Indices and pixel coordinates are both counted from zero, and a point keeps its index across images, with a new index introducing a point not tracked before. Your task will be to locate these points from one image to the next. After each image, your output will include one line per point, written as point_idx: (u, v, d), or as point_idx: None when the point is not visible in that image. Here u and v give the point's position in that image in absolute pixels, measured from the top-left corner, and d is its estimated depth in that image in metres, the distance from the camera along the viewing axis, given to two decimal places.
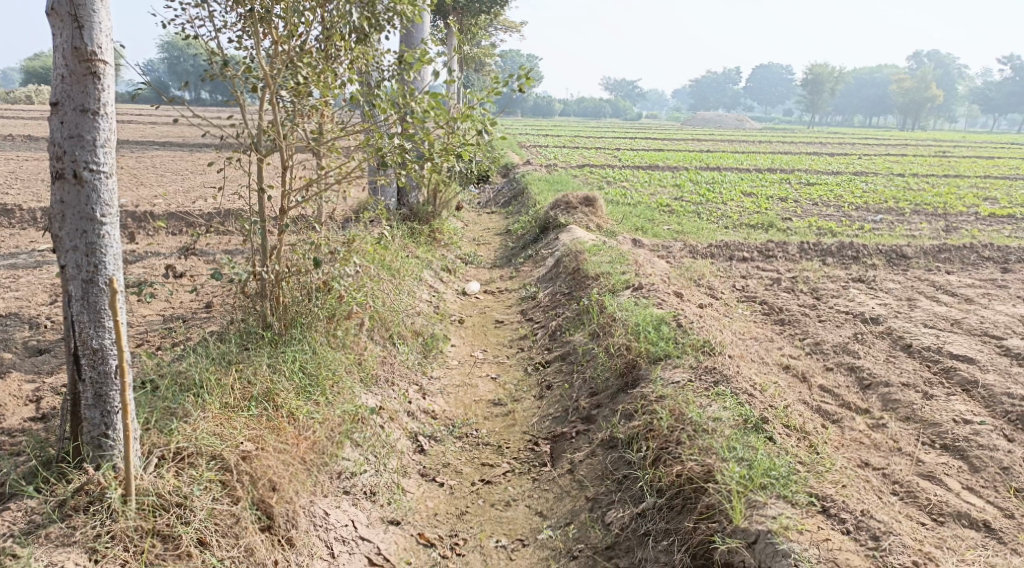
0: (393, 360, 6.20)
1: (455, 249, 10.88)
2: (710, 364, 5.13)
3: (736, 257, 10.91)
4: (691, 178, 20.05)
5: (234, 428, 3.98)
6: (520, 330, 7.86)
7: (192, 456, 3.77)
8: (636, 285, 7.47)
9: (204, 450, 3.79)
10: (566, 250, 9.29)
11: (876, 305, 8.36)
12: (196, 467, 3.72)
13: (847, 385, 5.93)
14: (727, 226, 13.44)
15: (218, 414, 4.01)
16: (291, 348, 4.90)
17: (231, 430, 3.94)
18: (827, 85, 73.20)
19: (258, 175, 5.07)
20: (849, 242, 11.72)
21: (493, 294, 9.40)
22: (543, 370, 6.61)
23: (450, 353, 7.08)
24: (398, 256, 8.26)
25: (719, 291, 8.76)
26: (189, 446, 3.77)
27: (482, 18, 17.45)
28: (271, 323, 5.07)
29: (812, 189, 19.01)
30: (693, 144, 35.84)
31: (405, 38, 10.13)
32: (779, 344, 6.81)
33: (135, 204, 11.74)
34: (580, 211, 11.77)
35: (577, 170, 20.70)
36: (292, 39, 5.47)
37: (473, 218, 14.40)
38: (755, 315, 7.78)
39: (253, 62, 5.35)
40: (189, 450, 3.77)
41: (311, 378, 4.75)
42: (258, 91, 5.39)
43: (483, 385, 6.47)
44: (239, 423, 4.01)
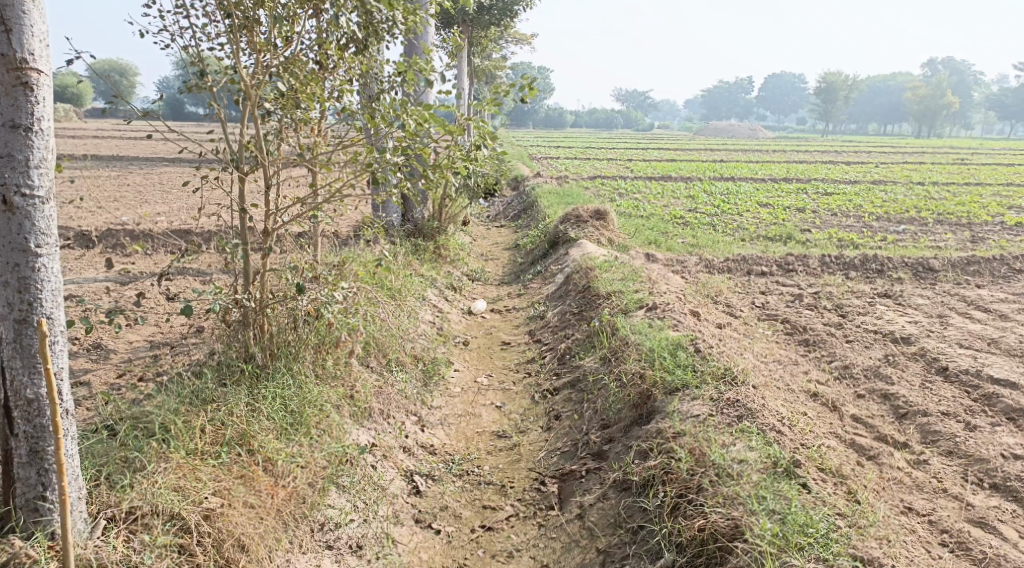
0: (390, 388, 5.79)
1: (461, 265, 10.48)
2: (733, 396, 4.69)
3: (754, 271, 10.45)
4: (705, 189, 19.60)
5: (199, 480, 3.64)
6: (528, 353, 7.44)
7: (147, 515, 3.45)
8: (649, 305, 7.03)
9: (160, 508, 3.45)
10: (576, 266, 8.87)
11: (906, 323, 7.88)
12: (150, 529, 3.40)
13: (881, 415, 5.47)
14: (743, 239, 12.98)
15: (181, 464, 3.67)
16: (273, 383, 4.51)
17: (195, 483, 3.59)
18: (841, 93, 72.55)
19: (240, 194, 4.66)
20: (873, 254, 11.22)
21: (500, 313, 8.98)
22: (551, 398, 6.17)
23: (453, 379, 6.66)
24: (399, 276, 7.88)
25: (737, 309, 8.31)
26: (143, 505, 3.44)
27: (491, 29, 17.14)
28: (253, 354, 4.68)
29: (830, 199, 18.49)
30: (705, 154, 35.35)
31: (409, 48, 9.81)
32: (805, 367, 6.35)
33: (136, 222, 11.47)
34: (591, 225, 11.35)
35: (589, 182, 20.32)
36: (276, 46, 5.01)
37: (481, 232, 14.01)
38: (777, 336, 7.33)
39: (234, 73, 4.92)
40: (143, 510, 3.44)
41: (294, 416, 4.36)
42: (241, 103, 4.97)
43: (487, 414, 6.05)
44: (204, 474, 3.66)
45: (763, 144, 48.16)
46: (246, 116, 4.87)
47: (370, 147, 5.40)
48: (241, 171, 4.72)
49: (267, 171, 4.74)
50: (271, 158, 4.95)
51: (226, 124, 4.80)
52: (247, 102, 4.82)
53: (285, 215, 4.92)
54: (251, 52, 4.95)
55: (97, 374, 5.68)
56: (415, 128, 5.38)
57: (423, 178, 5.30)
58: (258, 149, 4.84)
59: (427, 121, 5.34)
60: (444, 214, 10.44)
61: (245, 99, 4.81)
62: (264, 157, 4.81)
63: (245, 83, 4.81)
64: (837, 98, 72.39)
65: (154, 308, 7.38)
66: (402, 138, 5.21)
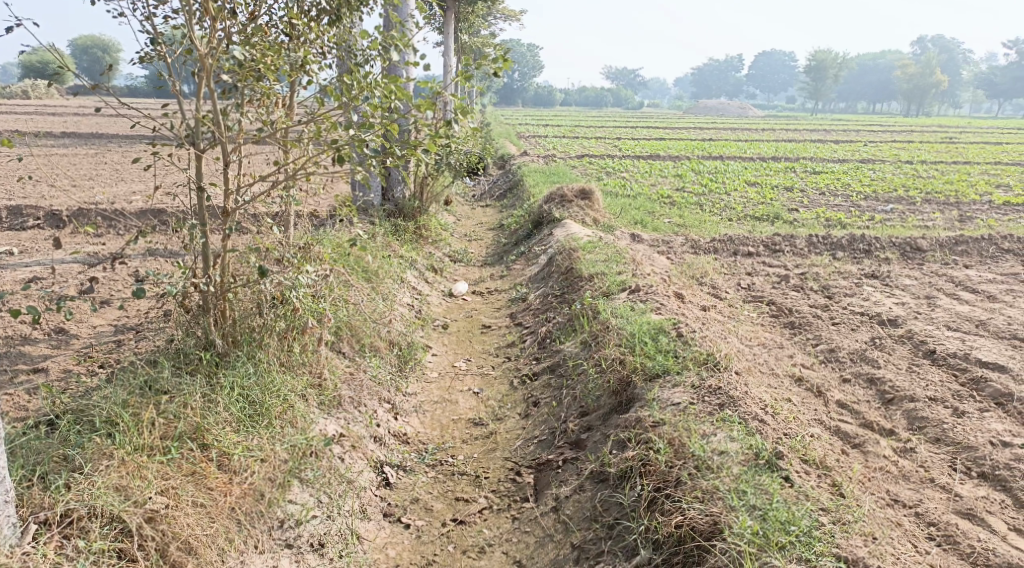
0: (361, 375, 5.59)
1: (442, 246, 10.26)
2: (715, 383, 4.51)
3: (740, 252, 10.29)
4: (692, 168, 19.40)
5: (143, 479, 3.53)
6: (508, 336, 7.25)
7: (85, 518, 3.35)
8: (632, 287, 6.85)
9: (99, 511, 3.36)
10: (559, 247, 8.67)
11: (893, 305, 7.73)
12: (88, 533, 3.31)
13: (867, 400, 5.32)
14: (731, 218, 12.82)
15: (125, 461, 3.55)
16: (232, 371, 4.32)
17: (139, 482, 3.49)
18: (830, 71, 72.26)
19: (197, 171, 4.45)
20: (861, 234, 11.05)
21: (482, 295, 8.78)
22: (530, 384, 5.99)
23: (430, 364, 6.47)
24: (376, 258, 7.67)
25: (723, 291, 8.14)
26: (80, 508, 3.34)
27: (479, 4, 16.90)
28: (213, 341, 4.48)
29: (818, 178, 18.34)
30: (696, 133, 35.10)
31: (389, 20, 9.53)
32: (790, 351, 6.20)
33: (110, 200, 11.18)
34: (576, 204, 11.13)
35: (576, 161, 20.11)
36: (234, 15, 4.73)
37: (465, 212, 13.80)
38: (763, 318, 7.18)
39: (189, 42, 4.66)
40: (79, 513, 3.34)
41: (254, 408, 4.20)
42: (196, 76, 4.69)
43: (463, 401, 5.87)
44: (150, 472, 3.55)
45: (754, 124, 47.82)
46: (203, 89, 4.62)
47: (332, 123, 5.08)
48: (197, 148, 4.50)
49: (226, 147, 4.50)
50: (231, 134, 4.71)
51: (181, 98, 4.56)
52: (202, 74, 4.57)
53: (246, 194, 4.69)
54: (207, 20, 4.69)
55: (56, 362, 5.47)
56: (384, 102, 5.10)
57: (393, 155, 5.02)
58: (215, 124, 4.59)
59: (395, 95, 5.06)
60: (425, 194, 10.19)
61: (199, 70, 4.55)
62: (222, 132, 4.55)
63: (200, 53, 4.55)
64: (826, 77, 72.10)
65: (121, 291, 7.15)
66: (369, 112, 4.93)
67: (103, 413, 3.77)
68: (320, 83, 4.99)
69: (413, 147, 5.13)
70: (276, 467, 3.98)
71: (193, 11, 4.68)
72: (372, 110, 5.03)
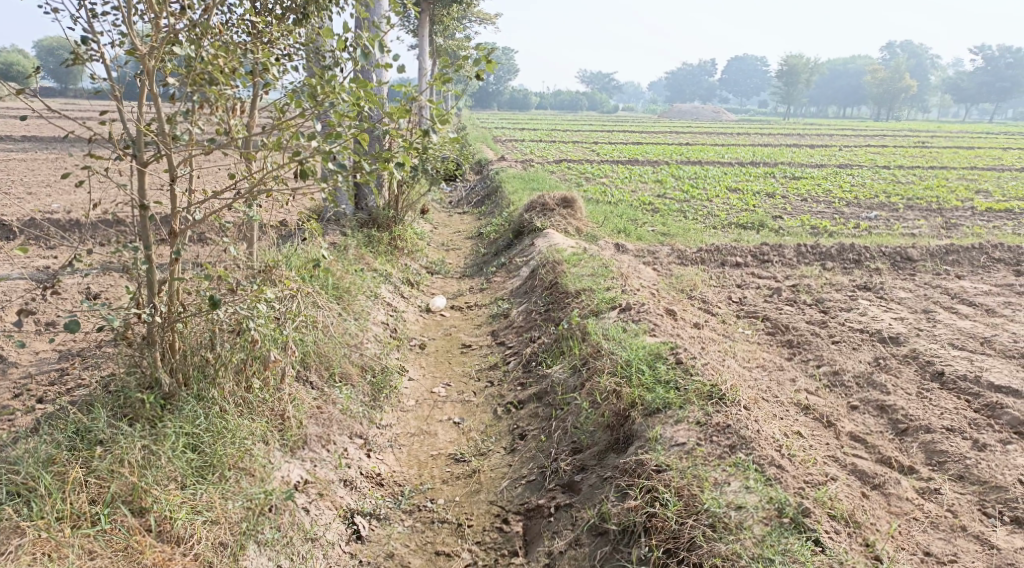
0: (330, 408, 5.11)
1: (418, 257, 9.77)
2: (722, 421, 4.13)
3: (728, 262, 9.92)
4: (672, 173, 19.03)
5: (62, 560, 3.15)
6: (490, 357, 6.79)
7: None
8: (622, 304, 6.41)
9: None
10: (541, 259, 8.22)
11: (892, 321, 7.35)
12: None
13: (880, 431, 4.95)
14: (715, 226, 12.45)
15: (41, 538, 3.18)
16: (179, 416, 3.92)
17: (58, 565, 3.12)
18: (802, 75, 72.63)
19: (139, 189, 3.97)
20: (850, 243, 10.70)
21: (461, 310, 8.30)
22: (515, 413, 5.54)
23: (406, 391, 6.00)
24: (347, 273, 7.18)
25: (714, 305, 7.74)
26: None
27: (454, 7, 16.49)
28: (160, 380, 4.05)
29: (799, 183, 18.06)
30: (672, 136, 34.90)
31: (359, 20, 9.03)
32: (792, 375, 5.80)
33: (65, 208, 10.52)
34: (558, 213, 10.67)
35: (555, 165, 19.70)
36: (180, 11, 4.22)
37: (442, 220, 13.32)
38: (759, 337, 6.77)
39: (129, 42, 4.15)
40: None
41: (204, 459, 3.80)
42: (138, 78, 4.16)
43: (443, 433, 5.41)
44: (71, 552, 3.18)
45: (728, 127, 47.66)
46: (145, 93, 4.11)
47: (293, 133, 4.57)
48: (139, 161, 4.00)
49: (172, 161, 4.00)
50: (179, 145, 4.22)
51: (121, 103, 4.06)
52: (144, 77, 4.06)
53: (197, 213, 4.22)
54: (149, 14, 4.18)
55: None
56: (352, 110, 4.59)
57: (362, 169, 4.50)
58: (158, 133, 4.08)
59: (363, 102, 4.54)
60: (400, 203, 9.66)
61: (141, 73, 4.05)
62: (167, 143, 4.05)
63: (142, 55, 4.05)
64: (798, 81, 72.51)
65: (68, 307, 6.58)
66: (334, 122, 4.42)
67: (18, 477, 3.35)
68: (276, 86, 4.45)
69: (385, 162, 4.62)
70: (229, 529, 3.60)
71: (135, 7, 4.16)
72: (335, 119, 4.52)
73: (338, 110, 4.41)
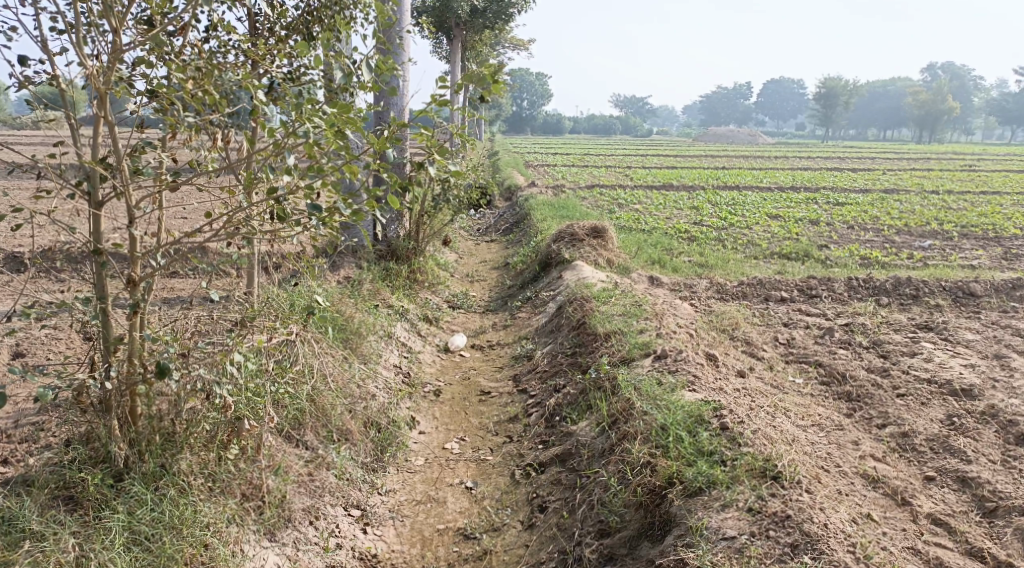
0: (324, 475, 4.53)
1: (440, 291, 9.18)
2: (779, 509, 3.60)
3: (772, 298, 9.17)
4: (709, 199, 18.28)
5: None
6: (510, 406, 6.15)
7: None
8: (658, 350, 5.69)
9: None
10: (569, 295, 7.58)
11: (962, 368, 6.55)
12: None
13: (963, 511, 4.20)
14: (756, 257, 11.69)
15: None
16: (127, 499, 3.54)
17: None
18: (841, 98, 71.37)
19: (93, 232, 3.57)
20: (905, 276, 9.86)
21: (482, 349, 7.66)
22: (534, 477, 4.89)
23: (415, 448, 5.37)
24: (358, 309, 6.61)
25: (760, 348, 7.01)
26: None
27: (484, 30, 16.28)
28: (113, 454, 3.64)
29: (845, 210, 17.19)
30: (708, 162, 34.04)
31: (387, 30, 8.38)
32: (854, 437, 5.07)
33: None
34: (588, 243, 10.00)
35: (586, 191, 19.09)
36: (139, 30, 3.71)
37: (467, 249, 12.75)
38: (812, 388, 6.03)
39: (83, 66, 3.68)
40: None
41: (152, 556, 3.39)
42: (93, 106, 3.67)
43: (453, 500, 4.77)
44: None
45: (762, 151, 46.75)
46: (100, 122, 3.64)
47: (265, 167, 3.91)
48: (93, 201, 3.58)
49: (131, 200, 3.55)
50: (144, 181, 3.75)
51: (76, 133, 3.62)
52: (99, 105, 3.62)
53: (161, 257, 3.71)
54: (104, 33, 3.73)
55: None
56: (331, 141, 3.87)
57: (345, 210, 3.84)
58: (115, 165, 3.62)
59: (344, 129, 3.86)
60: (421, 233, 9.05)
61: (94, 100, 3.60)
62: (125, 179, 3.61)
63: (97, 81, 3.58)
64: (838, 104, 71.18)
65: None
66: (311, 154, 3.80)
67: None
68: (250, 113, 3.89)
69: (372, 201, 3.93)
70: None
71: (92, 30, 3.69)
72: (314, 151, 3.87)
73: (313, 141, 3.77)
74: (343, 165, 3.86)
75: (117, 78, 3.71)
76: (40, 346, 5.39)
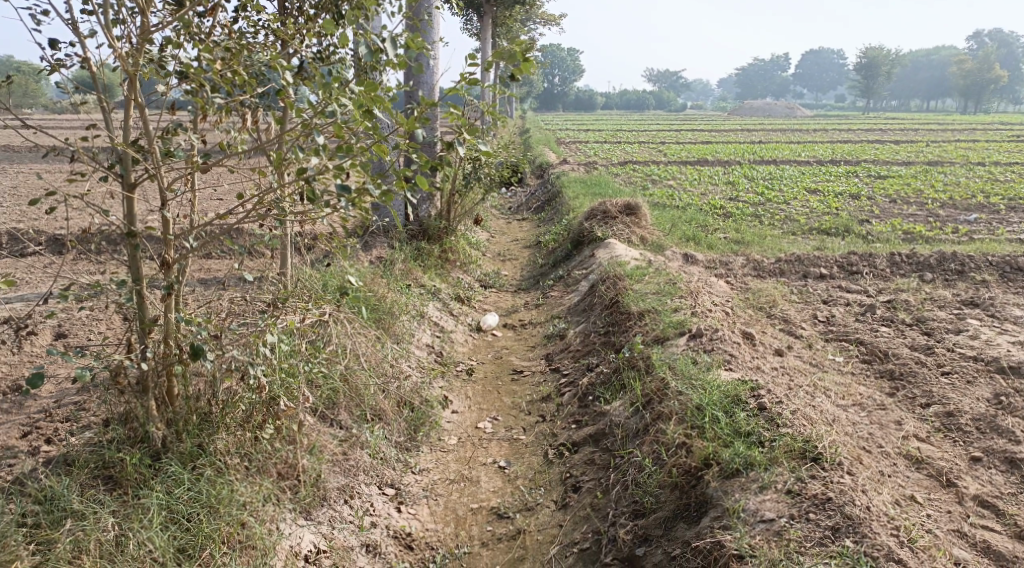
0: (358, 455, 4.53)
1: (472, 270, 9.13)
2: (820, 492, 3.52)
3: (811, 274, 8.97)
4: (745, 174, 17.95)
5: None
6: (543, 386, 6.11)
7: None
8: (693, 329, 5.59)
9: None
10: (602, 273, 7.49)
11: (1010, 345, 6.35)
12: None
13: (1012, 493, 4.07)
14: (794, 232, 11.46)
15: None
16: (164, 479, 3.57)
17: None
18: (882, 68, 69.54)
19: (126, 214, 3.57)
20: (950, 251, 9.58)
21: (514, 329, 7.61)
22: (568, 457, 4.85)
23: (449, 427, 5.36)
24: (390, 288, 6.60)
25: (798, 326, 6.86)
26: None
27: (515, 6, 16.11)
28: (150, 434, 3.67)
29: (886, 183, 16.76)
30: (744, 136, 33.46)
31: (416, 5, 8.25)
32: (896, 417, 4.94)
33: None
34: (621, 221, 9.87)
35: (619, 168, 18.88)
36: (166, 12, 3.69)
37: (499, 228, 12.69)
38: (853, 367, 5.89)
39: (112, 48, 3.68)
40: None
41: (189, 536, 3.43)
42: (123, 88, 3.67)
43: (486, 480, 4.75)
44: None
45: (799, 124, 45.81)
46: (130, 104, 3.64)
47: (294, 148, 3.88)
48: (125, 183, 3.58)
49: (161, 181, 3.55)
50: (175, 163, 3.74)
51: (108, 116, 3.63)
52: (129, 88, 3.62)
53: (193, 239, 3.72)
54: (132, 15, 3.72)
55: None
56: (359, 121, 3.83)
57: (374, 191, 3.80)
58: (145, 147, 3.62)
59: (372, 108, 3.81)
60: (453, 212, 9.01)
61: (124, 83, 3.60)
62: (157, 161, 3.61)
63: (126, 64, 3.58)
64: (879, 75, 69.37)
65: None
66: (339, 134, 3.76)
67: None
68: (278, 94, 3.86)
69: (401, 181, 3.89)
70: None
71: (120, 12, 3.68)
72: (342, 131, 3.82)
73: (341, 121, 3.72)
74: (371, 145, 3.82)
75: (146, 61, 3.71)
76: (81, 327, 5.48)
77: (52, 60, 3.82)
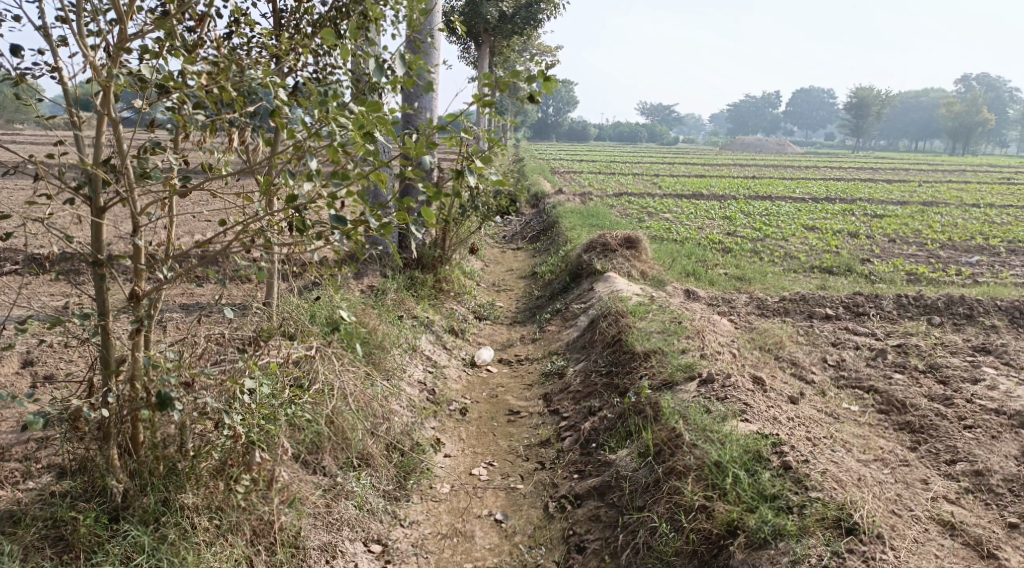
0: (343, 506, 4.16)
1: (466, 300, 8.79)
2: None
3: (817, 315, 8.68)
4: (741, 209, 17.75)
5: None
6: (541, 428, 5.75)
7: None
8: (703, 374, 5.25)
9: None
10: (603, 308, 7.15)
11: None
12: None
13: None
14: (795, 270, 11.20)
15: None
16: (122, 543, 3.22)
17: None
18: (873, 108, 70.23)
19: (94, 241, 3.23)
20: (957, 294, 9.31)
21: (510, 364, 7.26)
22: (569, 512, 4.49)
23: (441, 473, 4.98)
24: (381, 318, 6.24)
25: (808, 370, 6.54)
26: None
27: (513, 36, 15.95)
28: (109, 490, 3.31)
29: (884, 222, 16.59)
30: (737, 171, 33.42)
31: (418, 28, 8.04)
32: (922, 475, 4.61)
33: None
34: (621, 254, 9.55)
35: (614, 199, 18.66)
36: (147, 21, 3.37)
37: (493, 257, 12.37)
38: (870, 418, 5.56)
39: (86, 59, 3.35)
40: None
41: None
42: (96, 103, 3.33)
43: (481, 535, 4.37)
44: None
45: (789, 160, 46.05)
46: (104, 120, 3.30)
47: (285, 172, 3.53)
48: (94, 207, 3.24)
49: (134, 206, 3.21)
50: (153, 185, 3.40)
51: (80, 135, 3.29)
52: (102, 103, 3.29)
53: (168, 268, 3.36)
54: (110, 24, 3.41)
55: None
56: (358, 143, 3.49)
57: (373, 222, 3.45)
58: (118, 167, 3.27)
59: (373, 130, 3.49)
60: (448, 241, 8.68)
61: (99, 96, 3.27)
62: (129, 184, 3.28)
63: (103, 76, 3.24)
64: (869, 114, 70.08)
65: None
66: (335, 158, 3.41)
67: None
68: (269, 114, 3.53)
69: (403, 212, 3.54)
70: None
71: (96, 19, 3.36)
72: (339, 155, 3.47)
73: (338, 144, 3.40)
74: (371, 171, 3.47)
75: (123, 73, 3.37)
76: (48, 356, 5.08)
77: (19, 70, 3.49)
